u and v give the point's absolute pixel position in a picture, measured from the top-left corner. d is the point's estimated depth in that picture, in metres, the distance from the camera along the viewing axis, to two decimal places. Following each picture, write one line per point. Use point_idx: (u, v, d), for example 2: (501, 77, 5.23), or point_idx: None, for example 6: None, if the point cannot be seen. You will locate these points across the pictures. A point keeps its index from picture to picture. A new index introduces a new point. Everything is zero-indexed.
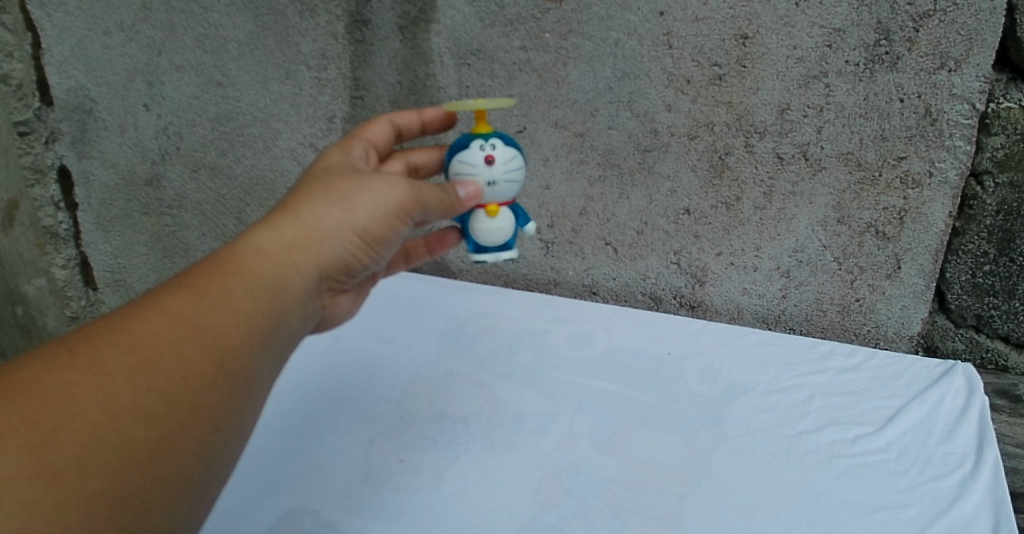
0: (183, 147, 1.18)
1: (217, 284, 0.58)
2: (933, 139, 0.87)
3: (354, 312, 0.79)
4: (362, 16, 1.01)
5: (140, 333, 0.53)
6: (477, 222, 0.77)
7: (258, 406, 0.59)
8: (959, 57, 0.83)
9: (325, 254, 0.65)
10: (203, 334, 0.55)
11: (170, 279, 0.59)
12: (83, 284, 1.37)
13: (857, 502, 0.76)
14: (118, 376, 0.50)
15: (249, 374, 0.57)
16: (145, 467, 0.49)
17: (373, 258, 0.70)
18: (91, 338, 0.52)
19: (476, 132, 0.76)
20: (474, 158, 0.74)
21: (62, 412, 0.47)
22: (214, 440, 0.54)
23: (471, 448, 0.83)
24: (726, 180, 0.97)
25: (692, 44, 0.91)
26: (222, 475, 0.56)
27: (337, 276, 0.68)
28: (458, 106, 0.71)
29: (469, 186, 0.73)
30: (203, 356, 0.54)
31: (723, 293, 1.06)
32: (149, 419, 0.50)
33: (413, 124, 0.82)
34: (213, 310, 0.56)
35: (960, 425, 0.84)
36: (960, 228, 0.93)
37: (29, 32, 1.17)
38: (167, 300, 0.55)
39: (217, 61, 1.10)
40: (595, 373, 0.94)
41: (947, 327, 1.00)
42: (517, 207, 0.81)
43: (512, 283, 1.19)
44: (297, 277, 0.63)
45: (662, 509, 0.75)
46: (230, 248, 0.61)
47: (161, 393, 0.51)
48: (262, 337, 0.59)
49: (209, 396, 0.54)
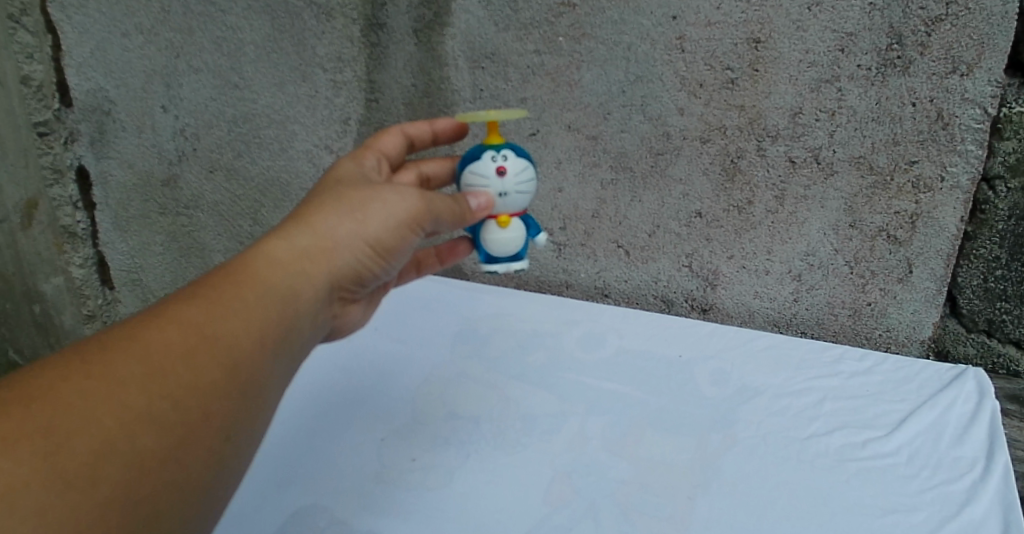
0: (200, 149, 1.20)
1: (229, 293, 0.59)
2: (945, 144, 0.88)
3: (365, 321, 0.80)
4: (377, 19, 1.02)
5: (154, 341, 0.54)
6: (489, 233, 0.78)
7: (269, 414, 0.60)
8: (971, 61, 0.83)
9: (336, 264, 0.66)
10: (216, 342, 0.56)
11: (182, 289, 0.60)
12: (99, 283, 1.38)
13: (866, 505, 0.76)
14: (132, 384, 0.51)
15: (260, 383, 0.58)
16: (156, 474, 0.50)
17: (384, 267, 0.71)
18: (105, 346, 0.53)
19: (487, 143, 0.77)
20: (485, 169, 0.75)
21: (75, 419, 0.48)
22: (225, 448, 0.55)
23: (482, 448, 0.84)
24: (738, 184, 0.98)
25: (705, 48, 0.92)
26: (234, 481, 0.57)
27: (348, 285, 0.69)
28: (470, 117, 0.72)
29: (481, 197, 0.74)
30: (216, 365, 0.55)
31: (735, 297, 1.07)
32: (162, 427, 0.51)
33: (424, 134, 0.82)
34: (225, 319, 0.57)
35: (971, 430, 0.84)
36: (972, 232, 0.93)
37: (49, 34, 1.19)
38: (180, 309, 0.56)
39: (234, 63, 1.11)
40: (605, 375, 0.95)
41: (958, 331, 1.00)
42: (528, 217, 0.82)
43: (524, 284, 1.20)
44: (308, 287, 0.64)
45: (671, 510, 0.75)
46: (242, 258, 0.62)
47: (174, 400, 0.52)
48: (272, 346, 0.59)
49: (221, 404, 0.55)
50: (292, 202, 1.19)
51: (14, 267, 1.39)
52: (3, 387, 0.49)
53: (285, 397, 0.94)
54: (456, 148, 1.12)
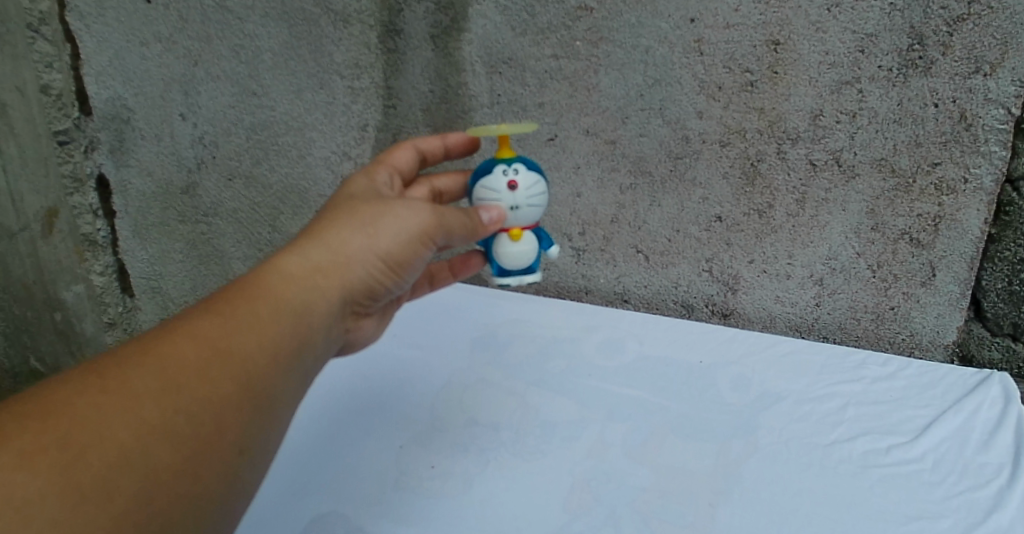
0: (219, 156, 1.20)
1: (244, 309, 0.59)
2: (969, 145, 0.87)
3: (378, 335, 0.80)
4: (394, 26, 1.02)
5: (169, 357, 0.54)
6: (501, 245, 0.77)
7: (284, 428, 0.59)
8: (994, 61, 0.82)
9: (349, 279, 0.66)
10: (230, 358, 0.56)
11: (196, 304, 0.60)
12: (120, 291, 1.39)
13: (891, 512, 0.75)
14: (147, 398, 0.51)
15: (274, 398, 0.58)
16: (171, 489, 0.50)
17: (397, 282, 0.70)
18: (120, 361, 0.53)
19: (499, 157, 0.77)
20: (497, 183, 0.75)
21: (90, 433, 0.48)
22: (239, 463, 0.55)
23: (502, 455, 0.83)
24: (758, 187, 0.97)
25: (723, 50, 0.91)
26: (249, 494, 0.56)
27: (361, 299, 0.69)
28: (481, 131, 0.72)
29: (493, 211, 0.73)
30: (230, 380, 0.55)
31: (757, 301, 1.05)
32: (177, 441, 0.51)
33: (437, 149, 0.82)
34: (240, 334, 0.57)
35: (998, 435, 0.83)
36: (996, 235, 0.92)
37: (69, 43, 1.20)
38: (195, 324, 0.56)
39: (252, 71, 1.12)
40: (625, 381, 0.94)
41: (983, 335, 0.98)
42: (541, 230, 0.81)
43: (543, 290, 1.19)
44: (321, 302, 0.63)
45: (693, 518, 0.75)
46: (256, 273, 0.62)
47: (188, 414, 0.52)
48: (286, 361, 0.59)
49: (236, 419, 0.54)
50: (310, 208, 1.19)
51: (33, 276, 1.39)
52: (20, 402, 0.50)
53: (303, 404, 0.94)
54: (470, 159, 1.11)
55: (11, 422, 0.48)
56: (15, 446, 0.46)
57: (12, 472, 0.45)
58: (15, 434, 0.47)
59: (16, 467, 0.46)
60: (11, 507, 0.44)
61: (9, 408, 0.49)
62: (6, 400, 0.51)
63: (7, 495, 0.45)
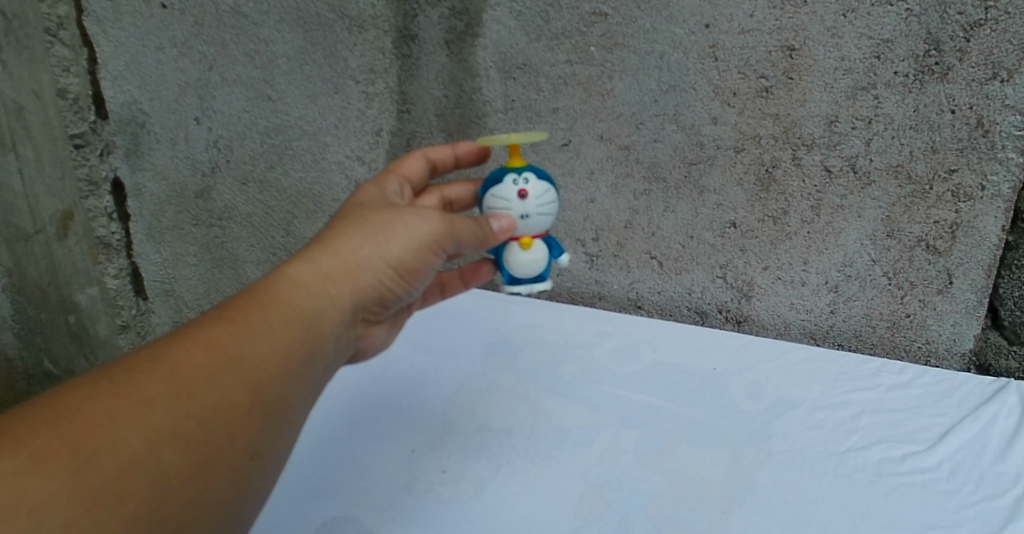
0: (233, 160, 1.21)
1: (254, 315, 0.58)
2: (986, 152, 0.86)
3: (388, 342, 0.79)
4: (408, 31, 1.03)
5: (180, 363, 0.54)
6: (512, 254, 0.77)
7: (294, 434, 0.59)
8: (1012, 67, 0.81)
9: (359, 285, 0.66)
10: (241, 363, 0.56)
11: (206, 312, 0.60)
12: (133, 293, 1.40)
13: (906, 521, 0.74)
14: (157, 404, 0.51)
15: (284, 404, 0.58)
16: (181, 492, 0.50)
17: (408, 289, 0.70)
18: (131, 367, 0.53)
19: (510, 166, 0.76)
20: (507, 192, 0.74)
21: (100, 438, 0.48)
22: (249, 468, 0.55)
23: (513, 460, 0.83)
24: (773, 194, 0.96)
25: (738, 56, 0.91)
26: (259, 499, 0.56)
27: (372, 306, 0.69)
28: (492, 140, 0.71)
29: (503, 220, 0.73)
30: (241, 385, 0.55)
31: (771, 308, 1.05)
32: (188, 446, 0.51)
33: (447, 157, 0.83)
34: (250, 341, 0.57)
35: (1014, 445, 0.82)
36: (1013, 242, 0.91)
37: (86, 48, 1.21)
38: (206, 331, 0.56)
39: (267, 76, 1.12)
40: (638, 387, 0.94)
41: (1000, 343, 0.97)
42: (552, 238, 0.81)
43: (556, 295, 1.19)
44: (331, 308, 0.63)
45: (706, 524, 0.74)
46: (266, 281, 0.62)
47: (198, 419, 0.52)
48: (296, 368, 0.59)
49: (245, 424, 0.54)
50: (324, 212, 1.20)
51: (48, 277, 1.40)
52: (31, 408, 0.50)
53: (315, 408, 0.94)
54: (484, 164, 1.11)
55: (23, 427, 0.48)
56: (28, 449, 0.46)
57: (25, 476, 0.45)
58: (27, 438, 0.47)
59: (27, 471, 0.46)
60: (24, 510, 0.44)
61: (21, 413, 0.49)
62: (18, 405, 0.51)
63: (20, 497, 0.45)
